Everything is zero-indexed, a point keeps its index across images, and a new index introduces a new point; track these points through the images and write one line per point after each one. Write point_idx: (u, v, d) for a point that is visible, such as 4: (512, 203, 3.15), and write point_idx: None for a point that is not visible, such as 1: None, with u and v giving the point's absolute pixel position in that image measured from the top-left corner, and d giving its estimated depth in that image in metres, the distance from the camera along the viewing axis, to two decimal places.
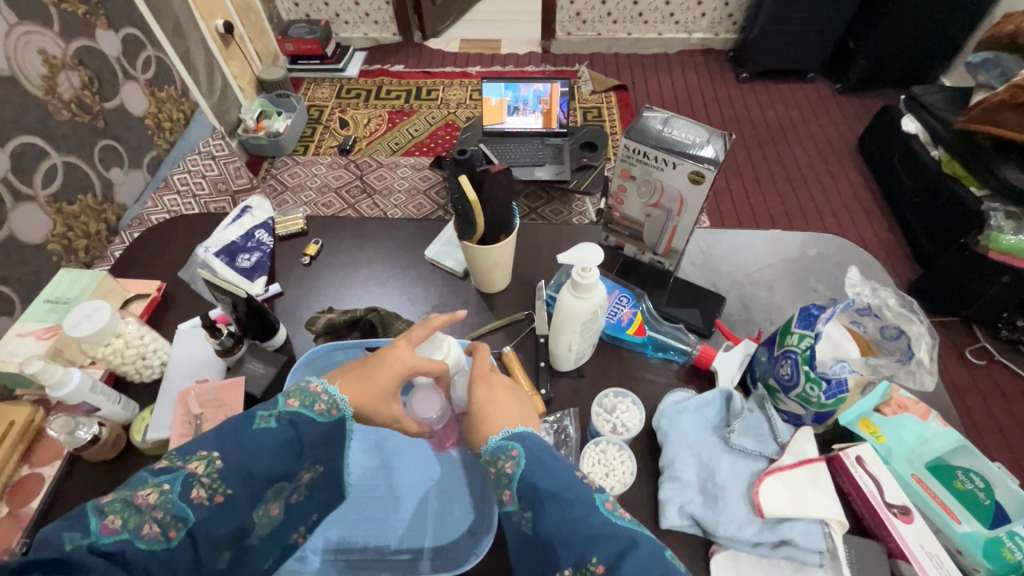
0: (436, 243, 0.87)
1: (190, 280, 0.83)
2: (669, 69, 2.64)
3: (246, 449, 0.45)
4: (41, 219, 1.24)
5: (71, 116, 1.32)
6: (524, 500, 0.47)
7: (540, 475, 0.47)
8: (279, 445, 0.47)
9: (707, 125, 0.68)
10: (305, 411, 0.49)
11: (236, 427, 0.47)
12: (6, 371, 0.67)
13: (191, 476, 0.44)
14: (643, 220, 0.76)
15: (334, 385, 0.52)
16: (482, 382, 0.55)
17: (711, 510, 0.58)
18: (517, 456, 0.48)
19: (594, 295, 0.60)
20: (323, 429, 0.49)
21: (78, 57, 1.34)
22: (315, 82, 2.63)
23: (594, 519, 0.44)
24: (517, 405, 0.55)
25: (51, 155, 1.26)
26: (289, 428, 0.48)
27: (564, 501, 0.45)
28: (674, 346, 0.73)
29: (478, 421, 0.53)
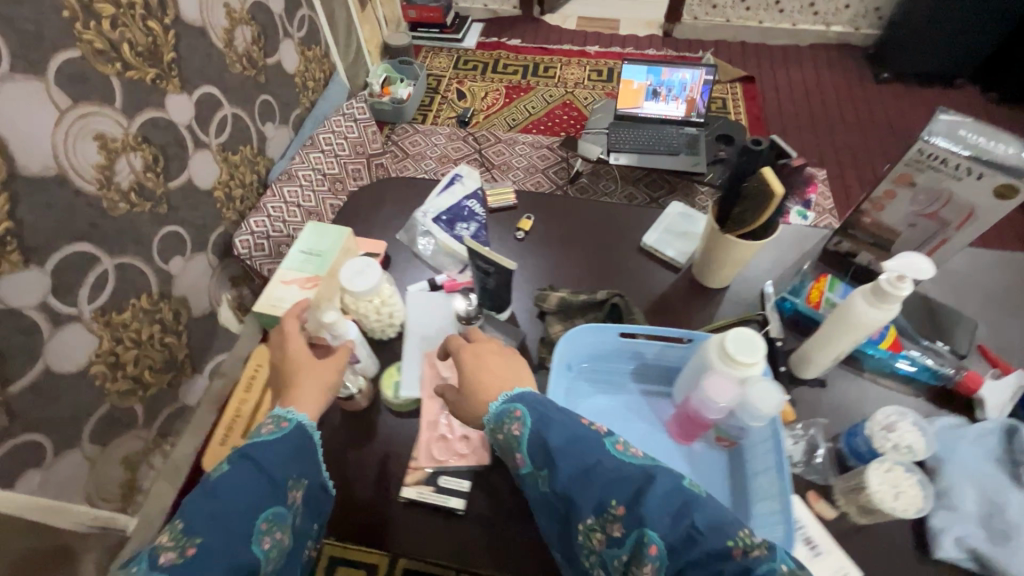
0: (655, 230, 0.84)
1: (409, 243, 0.85)
2: (800, 63, 2.48)
3: (204, 497, 0.47)
4: (211, 166, 1.19)
5: (242, 69, 1.28)
6: (537, 459, 0.48)
7: (545, 428, 0.48)
8: (244, 476, 0.49)
9: (1013, 134, 0.63)
10: (258, 439, 0.52)
11: (196, 493, 0.48)
12: (276, 315, 0.69)
13: (156, 548, 0.44)
14: (901, 229, 0.71)
15: (279, 408, 0.56)
16: (465, 352, 0.57)
17: (996, 546, 0.55)
18: (521, 416, 0.50)
19: (891, 309, 0.56)
20: (281, 445, 0.52)
21: (251, 13, 1.30)
22: (433, 51, 2.64)
23: (606, 464, 0.44)
24: (504, 366, 0.56)
25: (224, 106, 1.21)
26: (248, 461, 0.50)
27: (575, 454, 0.46)
28: (929, 367, 0.68)
29: (473, 392, 0.55)
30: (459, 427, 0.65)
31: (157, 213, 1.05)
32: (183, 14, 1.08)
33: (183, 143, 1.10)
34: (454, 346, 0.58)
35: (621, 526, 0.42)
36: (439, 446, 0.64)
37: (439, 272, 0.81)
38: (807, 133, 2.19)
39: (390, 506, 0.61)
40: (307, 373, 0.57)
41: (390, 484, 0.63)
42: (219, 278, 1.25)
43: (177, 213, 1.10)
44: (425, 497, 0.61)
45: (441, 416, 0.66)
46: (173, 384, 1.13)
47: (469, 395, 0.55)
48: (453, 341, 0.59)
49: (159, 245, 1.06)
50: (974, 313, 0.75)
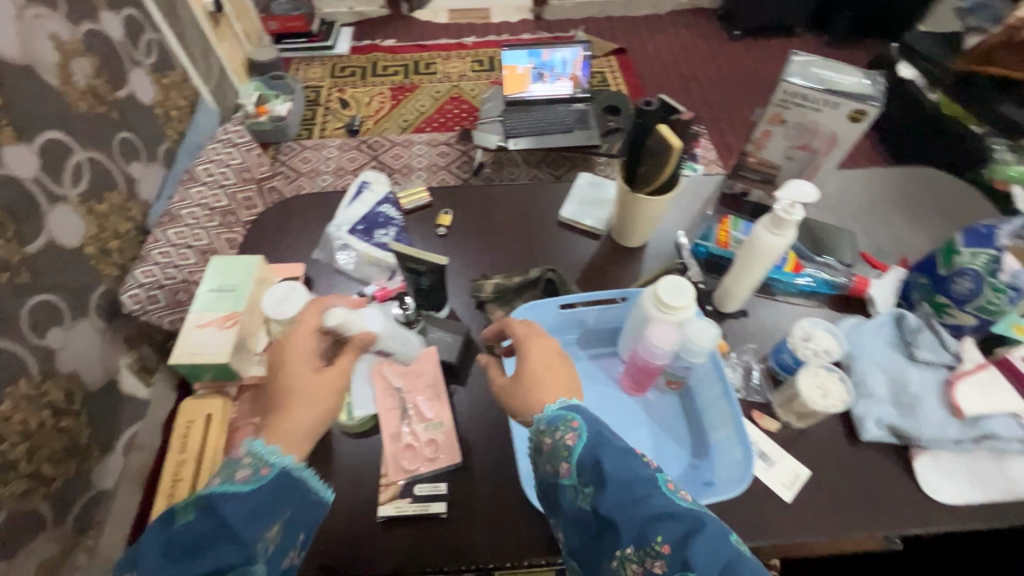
0: (570, 204, 0.87)
1: (328, 261, 0.81)
2: (663, 31, 2.65)
3: (163, 551, 0.44)
4: (74, 220, 1.04)
5: (89, 107, 1.12)
6: (585, 475, 0.45)
7: (602, 451, 0.45)
8: (200, 536, 0.45)
9: (856, 66, 0.71)
10: (227, 486, 0.48)
11: (160, 531, 0.46)
12: (198, 364, 0.63)
13: None
14: (781, 163, 0.79)
15: (257, 444, 0.51)
16: (530, 340, 0.55)
17: (905, 418, 0.64)
18: (578, 428, 0.47)
19: (788, 233, 0.62)
20: (252, 495, 0.48)
21: (86, 43, 1.14)
22: (305, 62, 2.51)
23: (657, 500, 0.41)
24: (570, 377, 0.53)
25: (76, 150, 1.06)
26: (210, 512, 0.46)
27: (628, 482, 0.42)
28: (826, 279, 0.77)
29: (529, 383, 0.52)
30: (423, 432, 0.63)
31: (17, 283, 0.90)
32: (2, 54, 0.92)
33: (35, 200, 0.95)
34: (518, 329, 0.57)
35: (664, 564, 0.38)
36: (407, 456, 0.62)
37: (368, 284, 0.78)
38: (681, 94, 2.36)
39: (369, 528, 0.59)
40: (307, 396, 0.53)
41: (363, 507, 0.60)
42: (111, 343, 1.11)
43: (43, 279, 0.96)
44: (405, 510, 0.59)
45: (403, 426, 0.64)
46: (81, 472, 1.00)
47: (522, 385, 0.53)
48: (517, 329, 0.57)
49: (28, 319, 0.91)
50: (851, 225, 0.85)
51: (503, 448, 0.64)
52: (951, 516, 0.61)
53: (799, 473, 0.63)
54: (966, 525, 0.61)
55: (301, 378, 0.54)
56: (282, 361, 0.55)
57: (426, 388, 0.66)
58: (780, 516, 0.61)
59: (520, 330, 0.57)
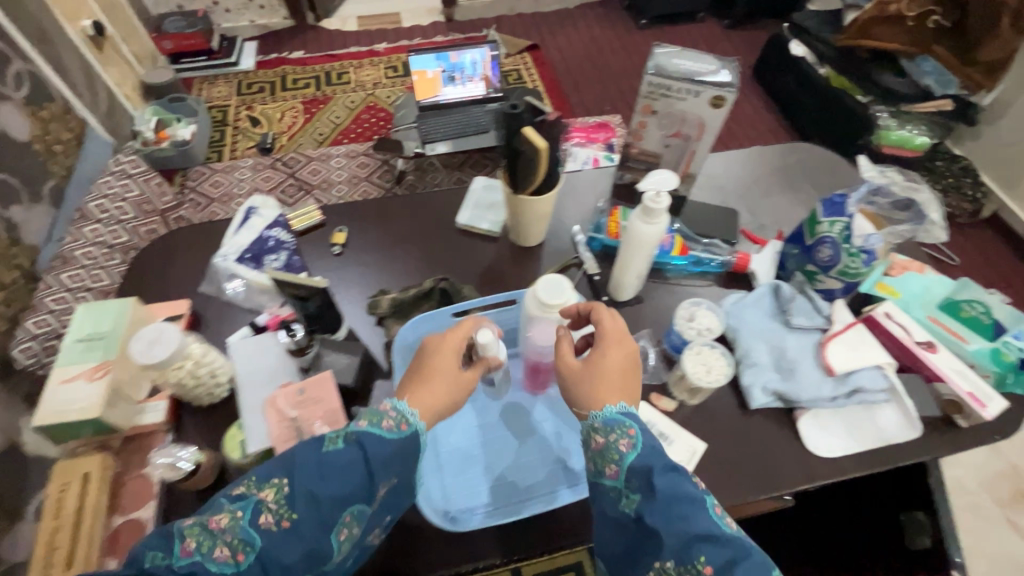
0: (466, 209, 0.87)
1: (217, 293, 0.77)
2: (573, 24, 2.69)
3: (314, 473, 0.46)
4: None
5: None
6: (634, 483, 0.48)
7: (655, 462, 0.48)
8: (347, 466, 0.47)
9: (714, 54, 0.75)
10: (376, 430, 0.50)
11: (307, 452, 0.47)
12: (66, 423, 0.59)
13: (260, 503, 0.44)
14: (661, 151, 0.82)
15: (403, 403, 0.53)
16: (612, 339, 0.56)
17: (787, 383, 0.68)
18: (635, 437, 0.49)
19: (661, 221, 0.65)
20: (393, 447, 0.50)
21: None
22: (208, 81, 2.40)
23: (704, 520, 0.44)
24: (630, 383, 0.56)
25: None
26: (358, 448, 0.48)
27: (680, 498, 0.45)
28: (710, 258, 0.81)
29: (597, 379, 0.55)
30: None
31: None
32: None
33: None
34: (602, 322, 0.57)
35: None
36: None
37: (260, 313, 0.75)
38: (596, 86, 2.41)
39: None
40: (448, 379, 0.56)
41: None
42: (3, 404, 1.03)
43: None
44: None
45: None
46: None
47: (590, 373, 0.55)
48: (607, 322, 0.56)
49: None
50: (734, 204, 0.90)
51: None
52: (832, 468, 0.65)
53: (696, 448, 0.66)
54: (847, 474, 0.65)
55: (446, 360, 0.57)
56: (436, 347, 0.57)
57: (323, 414, 0.64)
58: None
59: (609, 325, 0.56)
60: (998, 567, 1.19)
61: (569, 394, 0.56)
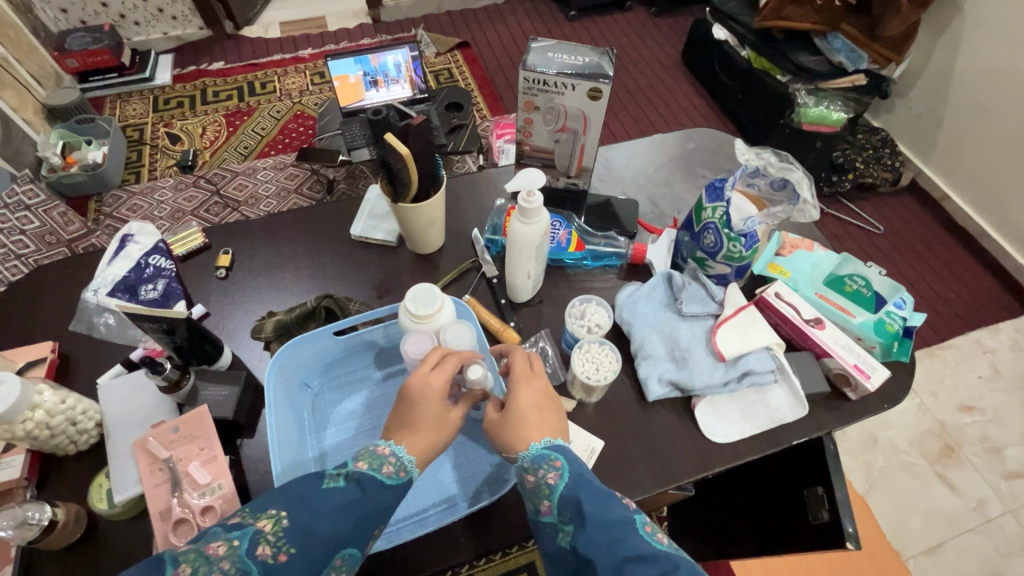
0: (360, 220, 0.84)
1: (89, 331, 0.72)
2: (503, 19, 2.66)
3: (315, 509, 0.45)
4: None
5: None
6: (565, 514, 0.48)
7: (582, 491, 0.48)
8: (346, 505, 0.46)
9: (591, 46, 0.74)
10: (374, 473, 0.49)
11: (308, 487, 0.47)
12: None
13: (259, 533, 0.43)
14: (552, 146, 0.81)
15: (400, 445, 0.51)
16: (527, 378, 0.58)
17: (681, 372, 0.67)
18: (561, 468, 0.50)
19: (538, 220, 0.64)
20: (390, 491, 0.49)
21: None
22: (120, 99, 2.27)
23: (634, 541, 0.44)
24: (557, 420, 0.56)
25: None
26: (358, 487, 0.48)
27: (608, 523, 0.45)
28: (608, 253, 0.80)
29: (518, 421, 0.54)
30: (197, 501, 0.57)
31: None
32: None
33: None
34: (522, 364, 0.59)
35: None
36: (180, 531, 0.56)
37: (136, 347, 0.70)
38: None
39: None
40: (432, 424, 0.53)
41: None
42: None
43: None
44: None
45: (174, 498, 0.58)
46: None
47: (511, 420, 0.55)
48: (518, 363, 0.59)
49: None
50: (634, 195, 0.89)
51: None
52: (729, 453, 0.65)
53: (594, 446, 0.65)
54: (742, 458, 0.65)
55: (431, 406, 0.53)
56: (422, 390, 0.53)
57: (199, 452, 0.60)
58: None
59: (519, 367, 0.58)
60: (932, 523, 1.23)
61: (497, 443, 0.56)
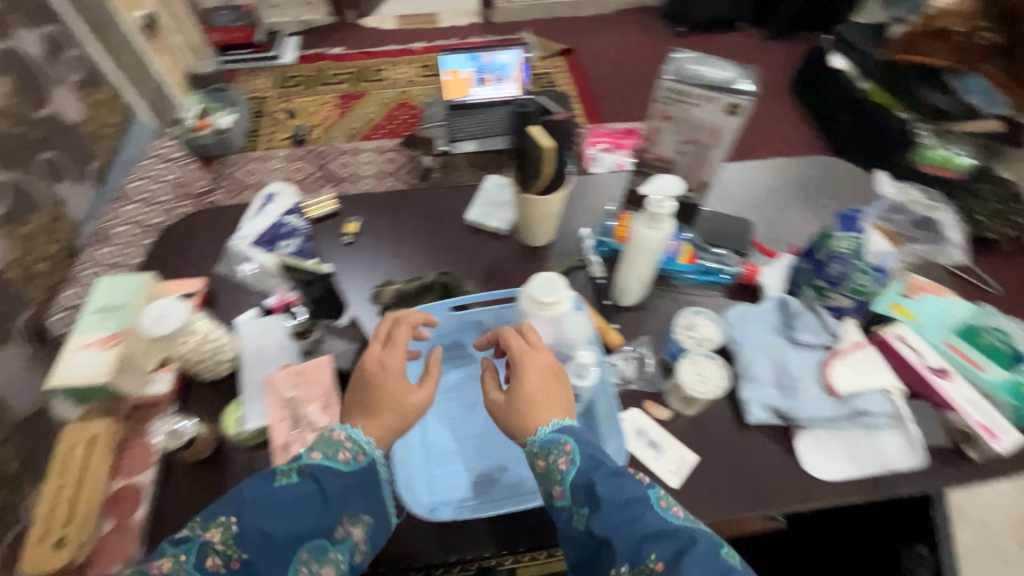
0: (476, 206, 0.88)
1: (230, 274, 0.80)
2: (609, 30, 2.68)
3: (263, 510, 0.48)
4: None
5: None
6: (580, 497, 0.48)
7: (595, 473, 0.48)
8: (298, 502, 0.49)
9: (735, 61, 0.73)
10: (328, 463, 0.51)
11: (260, 489, 0.50)
12: (77, 385, 0.62)
13: (206, 544, 0.47)
14: (675, 157, 0.82)
15: (355, 430, 0.54)
16: (527, 358, 0.55)
17: (786, 400, 0.66)
18: (571, 452, 0.50)
19: (665, 226, 0.64)
20: (347, 478, 0.52)
21: None
22: (250, 73, 2.48)
23: (651, 518, 0.46)
24: (564, 394, 0.55)
25: None
26: (309, 483, 0.50)
27: (624, 504, 0.46)
28: (719, 269, 0.79)
29: (527, 405, 0.53)
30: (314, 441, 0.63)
31: None
32: None
33: None
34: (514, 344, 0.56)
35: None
36: None
37: (270, 294, 0.78)
38: (627, 93, 2.39)
39: None
40: (390, 401, 0.54)
41: None
42: None
43: None
44: None
45: (294, 436, 0.63)
46: None
47: (521, 406, 0.53)
48: (514, 342, 0.56)
49: None
50: (749, 216, 0.88)
51: None
52: (828, 491, 0.63)
53: (687, 458, 0.65)
54: (842, 500, 0.63)
55: (390, 383, 0.55)
56: (378, 369, 0.55)
57: (319, 397, 0.65)
58: None
59: (517, 347, 0.56)
60: None
61: (506, 427, 0.54)
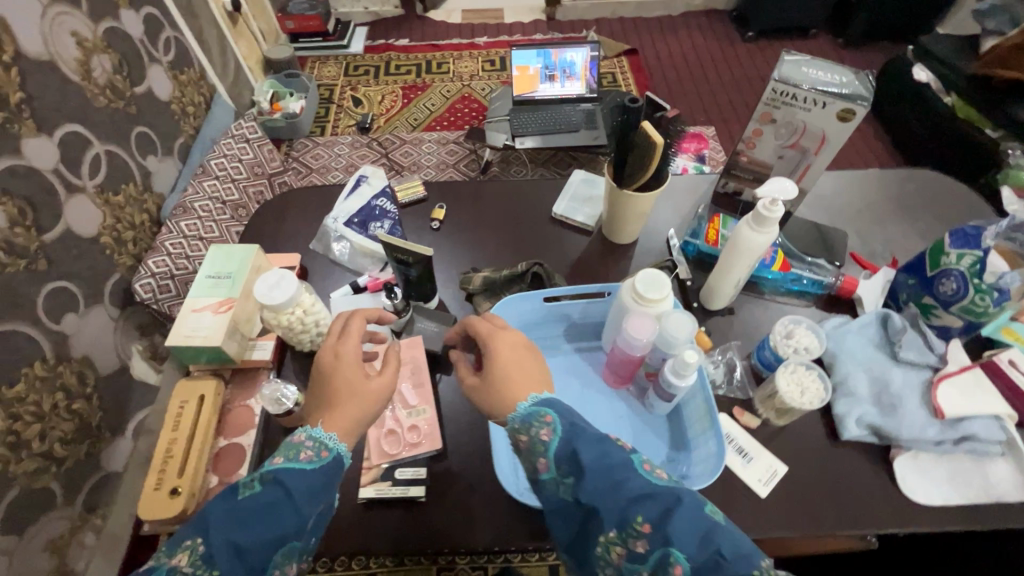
0: (562, 200, 0.88)
1: (323, 251, 0.83)
2: (675, 32, 2.63)
3: (231, 521, 0.43)
4: (91, 210, 1.04)
5: (108, 102, 1.12)
6: (563, 466, 0.45)
7: (577, 440, 0.45)
8: (267, 507, 0.45)
9: (847, 66, 0.71)
10: (292, 464, 0.48)
11: (223, 503, 0.45)
12: (191, 346, 0.66)
13: (174, 570, 0.40)
14: (773, 162, 0.80)
15: (315, 429, 0.51)
16: (494, 336, 0.55)
17: (886, 418, 0.63)
18: (552, 422, 0.47)
19: (771, 229, 0.63)
20: (313, 474, 0.48)
21: (108, 40, 1.13)
22: (320, 60, 2.56)
23: (636, 482, 0.42)
24: (537, 367, 0.54)
25: (94, 143, 1.06)
26: (276, 487, 0.46)
27: (608, 468, 0.43)
28: (813, 280, 0.77)
29: (500, 386, 0.52)
30: (406, 419, 0.66)
31: (34, 271, 0.91)
32: (25, 48, 0.93)
33: (53, 191, 0.96)
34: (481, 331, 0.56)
35: (646, 543, 0.39)
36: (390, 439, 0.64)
37: (360, 274, 0.80)
38: (692, 97, 2.34)
39: (351, 510, 0.61)
40: (350, 388, 0.54)
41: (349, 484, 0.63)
42: (122, 329, 1.11)
43: (61, 267, 0.97)
44: (386, 493, 0.61)
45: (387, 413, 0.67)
46: (90, 455, 1.01)
47: (491, 383, 0.52)
48: (482, 327, 0.56)
49: (43, 305, 0.93)
50: (843, 226, 0.85)
51: (478, 438, 0.66)
52: (930, 517, 0.60)
53: (776, 470, 0.63)
54: (941, 527, 0.60)
55: (344, 373, 0.54)
56: (333, 359, 0.55)
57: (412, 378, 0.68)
58: (750, 511, 0.61)
59: (485, 331, 0.56)
60: None
61: (483, 407, 0.53)
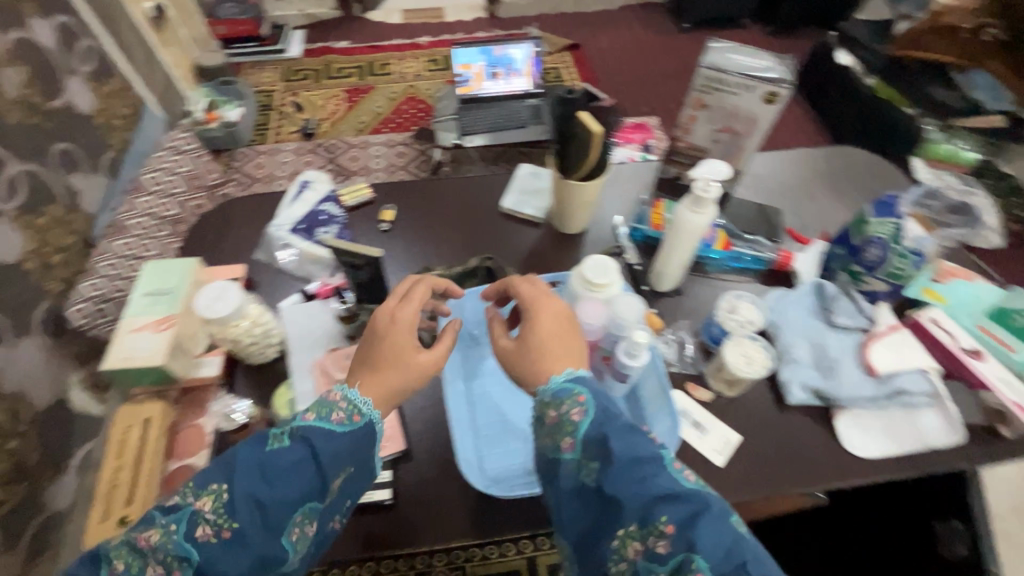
0: (511, 194, 0.89)
1: (271, 260, 0.81)
2: (614, 25, 2.69)
3: (257, 472, 0.44)
4: (12, 234, 0.97)
5: (23, 117, 1.04)
6: (590, 449, 0.45)
7: (610, 428, 0.45)
8: (295, 463, 0.45)
9: (771, 51, 0.75)
10: (324, 423, 0.48)
11: (250, 453, 0.45)
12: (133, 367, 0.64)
13: (197, 513, 0.42)
14: (709, 146, 0.83)
15: (353, 391, 0.51)
16: (539, 303, 0.55)
17: (825, 380, 0.68)
18: (585, 403, 0.47)
19: (708, 212, 0.66)
20: (342, 438, 0.48)
21: (16, 51, 1.05)
22: (256, 66, 2.47)
23: (664, 479, 0.41)
24: (576, 346, 0.53)
25: (10, 162, 0.99)
26: (304, 446, 0.46)
27: (640, 458, 0.43)
28: (753, 256, 0.81)
29: (539, 355, 0.52)
30: None
31: None
32: None
33: None
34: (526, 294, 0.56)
35: (667, 544, 0.39)
36: None
37: (310, 281, 0.79)
38: (634, 88, 2.40)
39: None
40: (391, 355, 0.52)
41: None
42: (57, 359, 1.05)
43: None
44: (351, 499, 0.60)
45: None
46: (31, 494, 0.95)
47: (528, 349, 0.53)
48: (526, 291, 0.57)
49: None
50: (778, 204, 0.90)
51: (443, 436, 0.66)
52: (868, 468, 0.65)
53: (731, 439, 0.66)
54: (881, 477, 0.64)
55: (401, 337, 0.53)
56: (389, 321, 0.54)
57: None
58: (710, 479, 0.63)
59: (528, 294, 0.56)
60: None
61: (516, 375, 0.54)
